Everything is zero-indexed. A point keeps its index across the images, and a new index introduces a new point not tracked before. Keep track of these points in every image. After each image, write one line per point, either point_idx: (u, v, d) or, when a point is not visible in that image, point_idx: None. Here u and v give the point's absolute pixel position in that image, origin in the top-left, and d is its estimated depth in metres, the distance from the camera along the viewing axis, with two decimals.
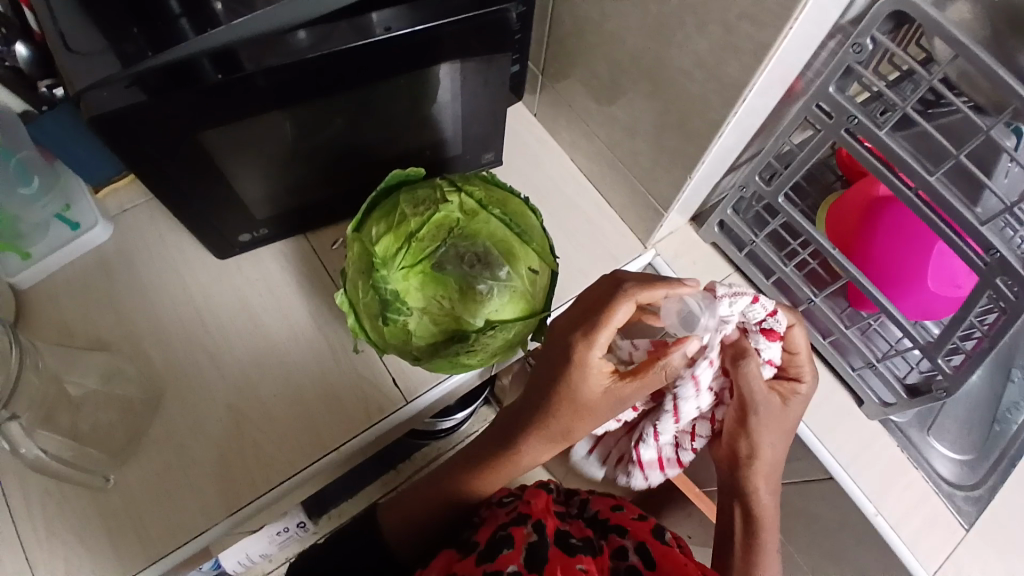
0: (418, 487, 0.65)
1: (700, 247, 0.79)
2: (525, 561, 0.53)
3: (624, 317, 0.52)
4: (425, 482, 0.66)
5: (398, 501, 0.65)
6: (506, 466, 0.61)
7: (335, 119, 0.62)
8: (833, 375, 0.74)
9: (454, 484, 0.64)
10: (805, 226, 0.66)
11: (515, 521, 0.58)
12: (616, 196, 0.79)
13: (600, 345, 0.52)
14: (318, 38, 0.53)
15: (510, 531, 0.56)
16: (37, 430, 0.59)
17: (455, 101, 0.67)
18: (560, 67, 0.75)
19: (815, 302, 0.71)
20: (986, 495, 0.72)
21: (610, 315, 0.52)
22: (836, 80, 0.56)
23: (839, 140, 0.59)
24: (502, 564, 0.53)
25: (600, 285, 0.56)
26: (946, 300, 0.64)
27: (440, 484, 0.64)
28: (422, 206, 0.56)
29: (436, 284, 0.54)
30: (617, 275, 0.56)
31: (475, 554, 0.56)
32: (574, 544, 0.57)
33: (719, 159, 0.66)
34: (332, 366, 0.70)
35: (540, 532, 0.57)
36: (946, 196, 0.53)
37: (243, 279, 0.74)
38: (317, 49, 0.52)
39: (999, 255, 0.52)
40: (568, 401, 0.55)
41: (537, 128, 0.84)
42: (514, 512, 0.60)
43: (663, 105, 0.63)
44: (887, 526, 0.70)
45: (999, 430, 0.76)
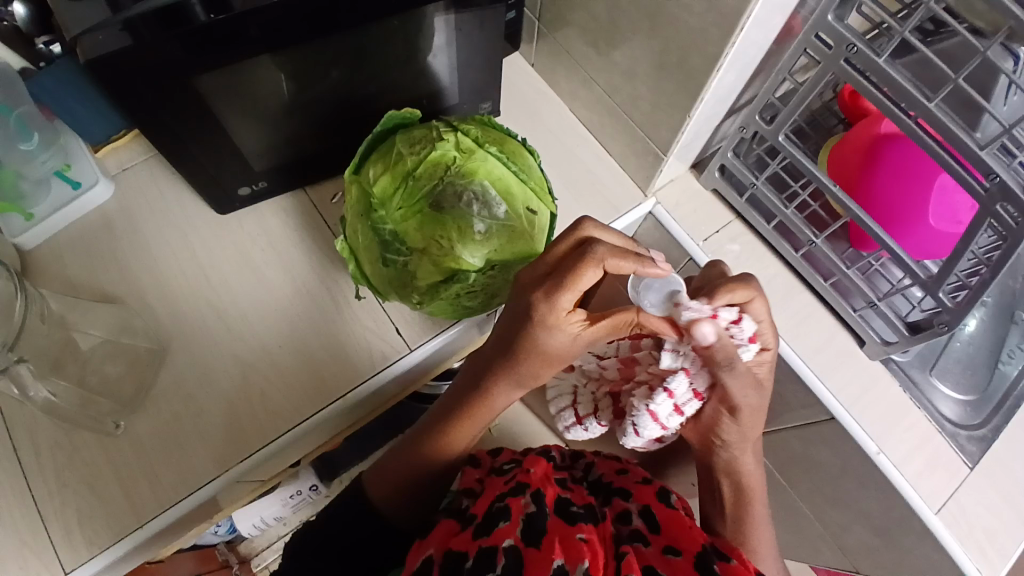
0: (398, 452, 0.64)
1: (700, 195, 0.78)
2: (521, 536, 0.52)
3: (591, 282, 0.49)
4: (405, 440, 0.64)
5: (380, 467, 0.63)
6: (481, 418, 0.62)
7: (330, 65, 0.62)
8: (834, 318, 0.74)
9: (431, 445, 0.62)
10: (808, 165, 0.65)
11: (512, 492, 0.58)
12: (616, 144, 0.78)
13: (565, 304, 0.50)
14: None
15: (508, 502, 0.56)
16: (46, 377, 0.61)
17: (451, 46, 0.66)
18: (557, 12, 0.73)
19: (817, 243, 0.70)
20: (990, 435, 0.73)
21: (578, 280, 0.49)
22: (835, 8, 0.55)
23: (839, 72, 0.57)
24: (499, 537, 0.52)
25: (565, 233, 0.52)
26: (948, 236, 0.64)
27: (413, 449, 0.63)
28: (418, 145, 0.56)
29: (434, 224, 0.54)
30: (587, 233, 0.51)
31: (473, 529, 0.55)
32: (574, 512, 0.56)
33: (719, 98, 0.65)
34: (336, 317, 0.71)
35: (537, 502, 0.56)
36: (947, 122, 0.53)
37: (245, 235, 0.74)
38: None
39: (999, 180, 0.52)
40: (535, 350, 0.55)
41: (536, 79, 0.83)
42: (513, 482, 0.60)
43: (663, 45, 0.62)
44: (890, 465, 0.70)
45: (1003, 371, 0.77)
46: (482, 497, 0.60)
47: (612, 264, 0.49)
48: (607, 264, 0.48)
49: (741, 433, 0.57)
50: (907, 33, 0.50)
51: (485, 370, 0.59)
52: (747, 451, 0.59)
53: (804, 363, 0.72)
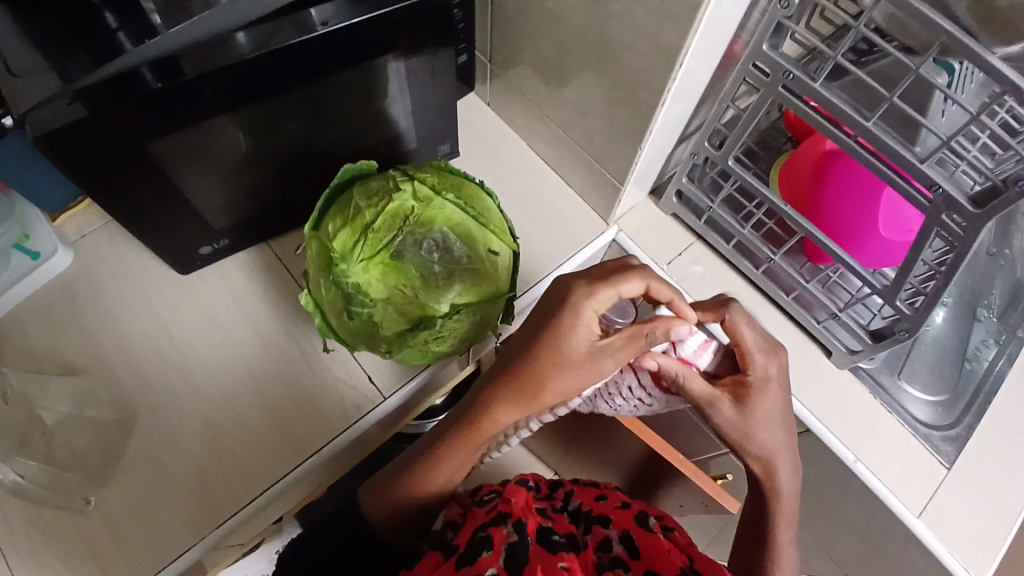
0: (398, 475, 0.61)
1: (661, 221, 0.79)
2: (504, 565, 0.52)
3: (629, 290, 0.52)
4: (394, 469, 0.62)
5: (381, 490, 0.61)
6: (476, 441, 0.58)
7: (287, 121, 0.63)
8: (799, 330, 0.75)
9: (419, 476, 0.60)
10: (759, 187, 0.67)
11: (494, 521, 0.57)
12: (575, 177, 0.79)
13: (600, 300, 0.52)
14: (258, 39, 0.53)
15: (490, 532, 0.55)
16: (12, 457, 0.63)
17: (406, 94, 0.67)
18: (507, 53, 0.75)
19: (775, 260, 0.71)
20: (964, 433, 0.74)
21: (623, 282, 0.52)
22: (770, 37, 0.56)
23: (780, 97, 0.59)
24: (481, 567, 0.52)
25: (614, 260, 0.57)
26: (898, 245, 0.65)
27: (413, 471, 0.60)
28: (376, 197, 0.56)
29: (397, 272, 0.56)
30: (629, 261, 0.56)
31: (456, 558, 0.54)
32: (556, 540, 0.56)
33: (669, 127, 0.67)
34: (307, 369, 0.70)
35: (520, 530, 0.55)
36: (886, 139, 0.54)
37: (211, 292, 0.73)
38: (258, 50, 0.53)
39: (943, 191, 0.53)
40: (552, 355, 0.52)
41: (492, 116, 0.84)
42: (494, 511, 0.58)
43: (610, 81, 0.64)
44: (867, 472, 0.71)
45: (970, 369, 0.79)
46: (465, 528, 0.58)
47: (653, 283, 0.54)
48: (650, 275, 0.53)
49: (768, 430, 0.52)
50: (839, 58, 0.52)
51: (487, 383, 0.57)
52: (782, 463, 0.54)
53: None
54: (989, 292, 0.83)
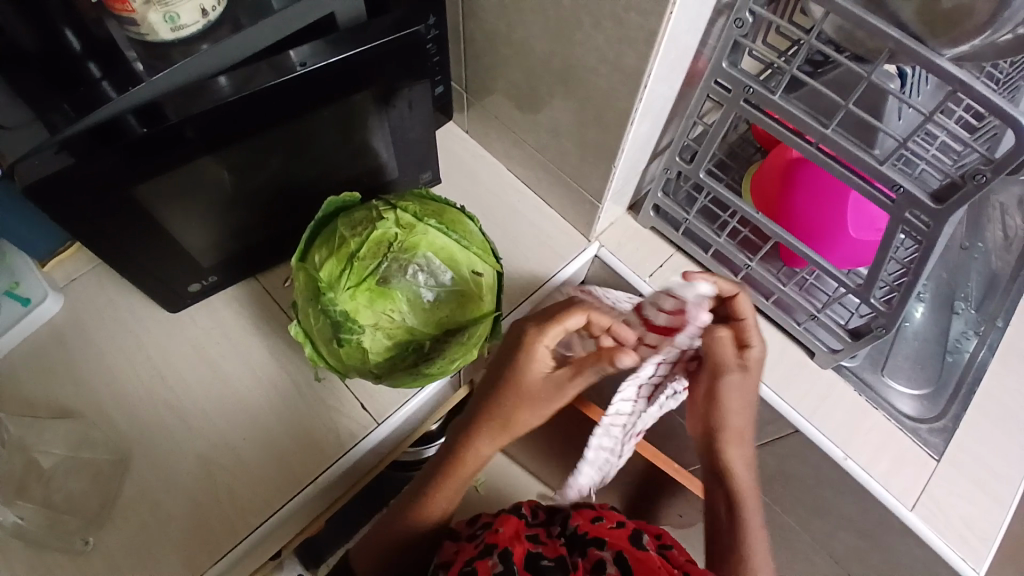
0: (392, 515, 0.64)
1: (640, 234, 0.81)
2: None
3: (573, 323, 0.58)
4: (387, 513, 0.65)
5: (368, 538, 0.64)
6: (467, 475, 0.64)
7: (269, 158, 0.64)
8: (782, 333, 0.77)
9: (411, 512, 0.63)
10: (730, 198, 0.69)
11: (481, 553, 0.58)
12: (554, 197, 0.82)
13: (548, 336, 0.58)
14: (238, 83, 0.55)
15: (474, 566, 0.56)
16: (11, 501, 0.64)
17: (386, 125, 0.69)
18: (481, 83, 0.78)
19: (752, 266, 0.73)
20: (951, 425, 0.75)
21: (560, 319, 0.58)
22: (728, 55, 0.59)
23: (742, 111, 0.62)
24: None
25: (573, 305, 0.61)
26: (869, 244, 0.67)
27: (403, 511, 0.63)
28: (359, 227, 0.57)
29: (384, 298, 0.56)
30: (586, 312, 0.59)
31: None
32: (545, 567, 0.56)
33: (640, 144, 0.69)
34: (299, 400, 0.71)
35: (506, 562, 0.54)
36: (846, 144, 0.56)
37: (201, 329, 0.74)
38: (238, 92, 0.55)
39: (904, 190, 0.55)
40: (512, 385, 0.59)
41: (470, 143, 0.87)
42: (482, 543, 0.59)
43: (579, 104, 0.67)
44: (859, 469, 0.72)
45: (952, 361, 0.80)
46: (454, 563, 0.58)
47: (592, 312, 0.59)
48: (590, 309, 0.59)
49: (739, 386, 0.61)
50: (794, 70, 0.54)
51: (463, 422, 0.64)
52: (734, 443, 0.64)
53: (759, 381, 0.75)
54: (965, 287, 0.86)
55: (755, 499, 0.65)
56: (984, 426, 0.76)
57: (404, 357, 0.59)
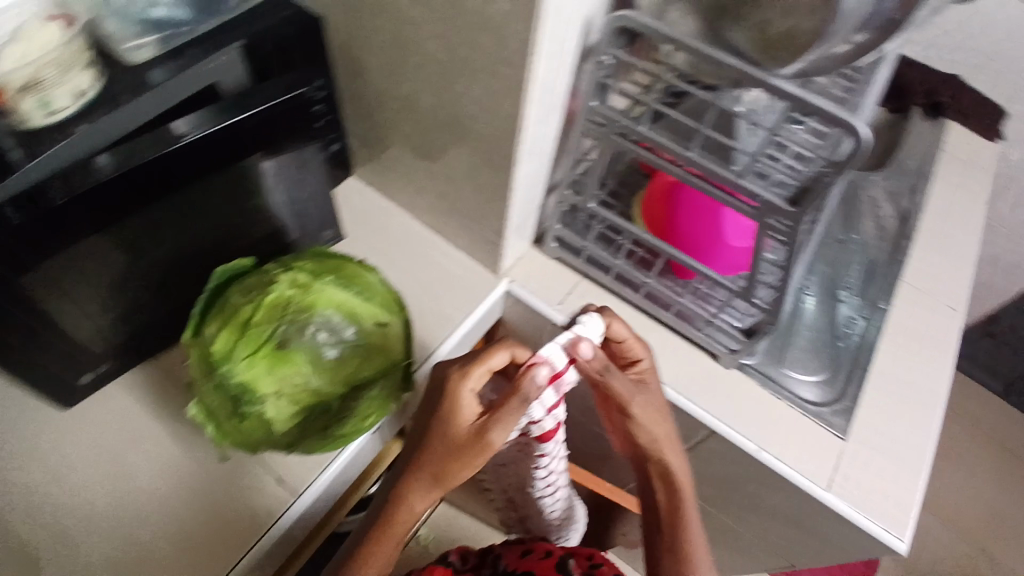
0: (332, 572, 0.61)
1: (548, 266, 0.84)
2: None
3: (498, 362, 0.56)
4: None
5: None
6: (400, 534, 0.60)
7: (156, 237, 0.62)
8: (688, 341, 0.81)
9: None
10: (620, 223, 0.73)
11: None
12: (461, 239, 0.83)
13: (473, 378, 0.55)
14: (120, 159, 0.54)
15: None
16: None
17: (281, 185, 0.69)
18: (375, 137, 0.80)
19: (649, 283, 0.77)
20: (851, 405, 0.80)
21: (488, 358, 0.56)
22: (596, 95, 0.64)
23: (617, 143, 0.66)
24: None
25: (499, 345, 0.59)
26: (745, 250, 0.72)
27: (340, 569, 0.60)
28: (251, 294, 0.56)
29: (285, 364, 0.54)
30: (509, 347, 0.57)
31: None
32: None
33: (532, 182, 0.72)
34: (214, 483, 0.67)
35: None
36: (708, 164, 0.61)
37: (100, 420, 0.69)
38: (121, 168, 0.53)
39: (764, 200, 0.60)
40: (440, 438, 0.55)
41: (373, 196, 0.88)
42: None
43: (469, 150, 0.69)
44: (773, 459, 0.75)
45: (842, 346, 0.86)
46: None
47: (517, 351, 0.58)
48: (513, 346, 0.57)
49: (647, 402, 0.60)
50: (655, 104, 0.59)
51: (395, 478, 0.59)
52: (670, 454, 0.62)
53: (672, 388, 0.78)
54: (848, 277, 0.93)
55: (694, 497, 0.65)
56: (882, 403, 0.82)
57: (312, 422, 0.57)
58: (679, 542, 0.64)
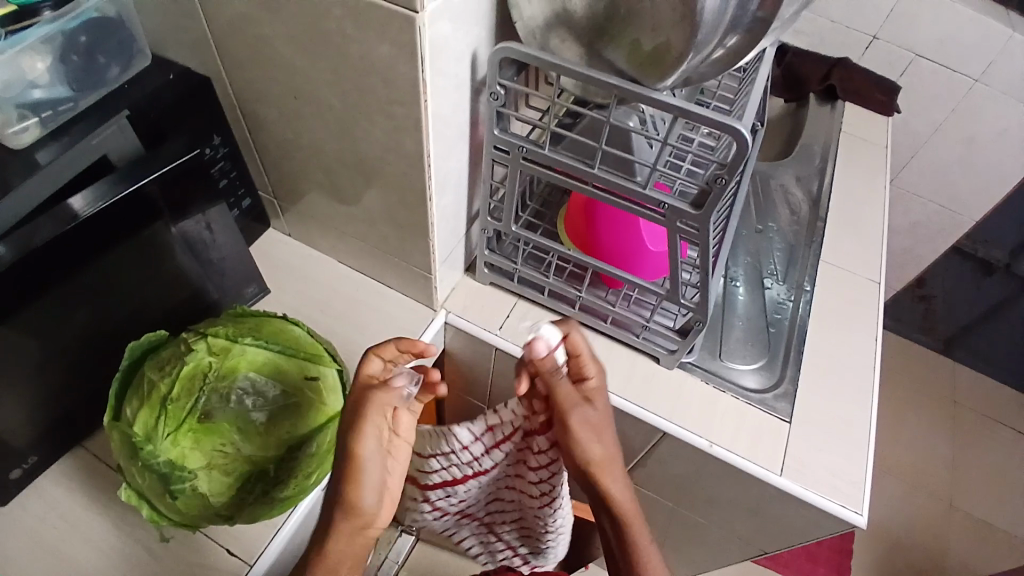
0: None
1: (482, 291, 0.85)
2: None
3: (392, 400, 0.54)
4: None
5: None
6: None
7: (63, 320, 0.60)
8: (628, 348, 0.82)
9: None
10: (545, 242, 0.75)
11: None
12: (391, 278, 0.83)
13: (371, 428, 0.53)
14: (20, 245, 0.53)
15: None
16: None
17: (192, 250, 0.68)
18: (288, 188, 0.79)
19: (583, 296, 0.78)
20: (791, 388, 0.84)
21: (374, 400, 0.53)
22: (497, 124, 0.65)
23: (523, 168, 0.68)
24: None
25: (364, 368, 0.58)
26: (664, 253, 0.75)
27: None
28: (168, 367, 0.54)
29: (210, 435, 0.53)
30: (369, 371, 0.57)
31: None
32: None
33: (450, 213, 0.73)
34: (159, 566, 0.64)
35: None
36: (611, 178, 0.63)
37: (22, 521, 0.65)
38: (23, 252, 0.53)
39: (669, 205, 0.62)
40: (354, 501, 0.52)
41: (297, 245, 0.87)
42: None
43: (381, 189, 0.69)
44: (725, 451, 0.77)
45: (776, 330, 0.90)
46: None
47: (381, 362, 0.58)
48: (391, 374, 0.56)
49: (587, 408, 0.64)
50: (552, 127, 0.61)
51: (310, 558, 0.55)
52: (611, 472, 0.64)
53: (620, 396, 0.79)
54: (770, 263, 0.97)
55: (638, 513, 0.66)
56: (820, 380, 0.86)
57: (250, 490, 0.55)
58: (636, 562, 0.65)
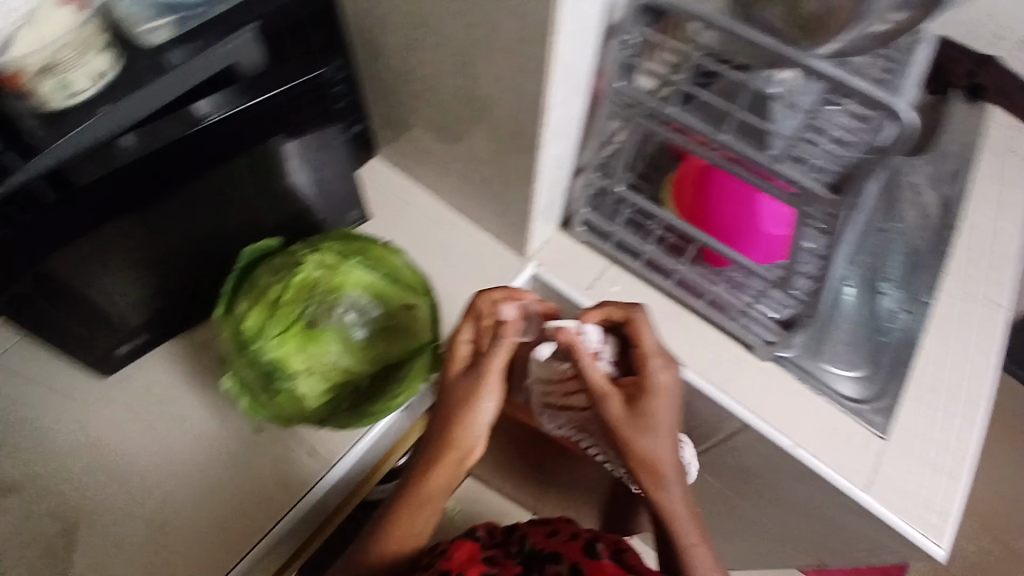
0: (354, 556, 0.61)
1: (575, 249, 0.82)
2: None
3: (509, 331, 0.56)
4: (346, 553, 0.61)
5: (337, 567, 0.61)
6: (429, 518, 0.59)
7: (185, 217, 0.63)
8: (719, 331, 0.78)
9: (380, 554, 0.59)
10: (650, 208, 0.73)
11: None
12: (486, 222, 0.83)
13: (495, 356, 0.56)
14: (148, 140, 0.55)
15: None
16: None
17: (305, 167, 0.69)
18: (399, 118, 0.79)
19: (680, 268, 0.76)
20: (892, 403, 0.78)
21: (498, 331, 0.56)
22: (621, 77, 0.63)
23: (646, 125, 0.65)
24: None
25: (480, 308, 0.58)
26: (781, 238, 0.70)
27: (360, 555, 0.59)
28: (281, 272, 0.57)
29: (314, 342, 0.57)
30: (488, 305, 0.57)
31: None
32: None
33: (558, 165, 0.71)
34: (246, 456, 0.69)
35: None
36: (741, 147, 0.59)
37: (135, 393, 0.72)
38: (149, 149, 0.55)
39: (801, 185, 0.58)
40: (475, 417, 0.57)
41: (399, 176, 0.88)
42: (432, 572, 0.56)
43: (492, 132, 0.68)
44: (808, 455, 0.74)
45: (885, 341, 0.83)
46: None
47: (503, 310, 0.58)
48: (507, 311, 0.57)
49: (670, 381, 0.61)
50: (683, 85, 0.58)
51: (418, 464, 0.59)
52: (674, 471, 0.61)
53: (706, 380, 0.76)
54: (888, 267, 0.90)
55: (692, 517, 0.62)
56: (926, 401, 0.79)
57: (343, 399, 0.59)
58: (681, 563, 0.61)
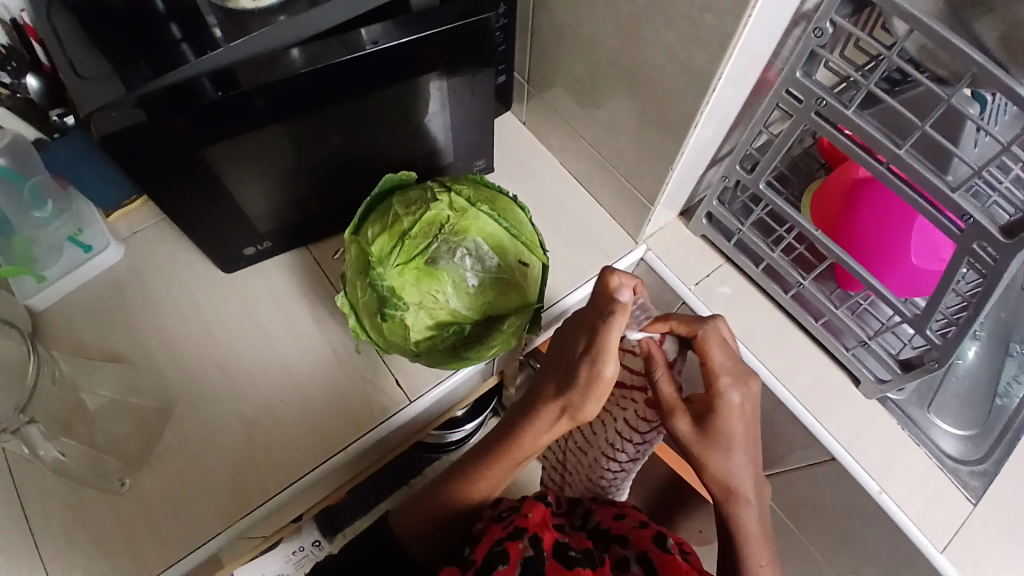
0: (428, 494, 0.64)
1: (690, 241, 0.80)
2: None
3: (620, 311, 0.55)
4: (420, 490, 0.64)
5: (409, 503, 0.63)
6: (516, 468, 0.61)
7: (331, 136, 0.66)
8: (828, 358, 0.74)
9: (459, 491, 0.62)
10: (789, 212, 0.67)
11: (510, 536, 0.56)
12: (605, 195, 0.81)
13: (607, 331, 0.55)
14: (310, 56, 0.56)
15: (505, 546, 0.54)
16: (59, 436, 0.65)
17: (448, 108, 0.70)
18: (543, 76, 0.78)
19: (804, 285, 0.71)
20: (993, 469, 0.73)
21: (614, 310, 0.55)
22: (803, 65, 0.57)
23: (811, 124, 0.60)
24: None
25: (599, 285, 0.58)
26: (931, 274, 0.64)
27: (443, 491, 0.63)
28: (413, 206, 0.58)
29: (430, 279, 0.57)
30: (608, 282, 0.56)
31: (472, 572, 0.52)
32: (574, 556, 0.56)
33: (700, 151, 0.68)
34: (339, 371, 0.73)
35: (536, 546, 0.55)
36: (917, 166, 0.54)
37: (251, 291, 0.76)
38: (311, 65, 0.56)
39: (973, 221, 0.52)
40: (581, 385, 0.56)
41: (527, 135, 0.87)
42: (511, 526, 0.57)
43: (641, 103, 0.66)
44: (893, 505, 0.69)
45: (1000, 405, 0.78)
46: (482, 541, 0.56)
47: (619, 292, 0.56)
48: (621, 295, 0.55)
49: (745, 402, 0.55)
50: (871, 86, 0.52)
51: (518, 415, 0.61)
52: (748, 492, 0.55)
53: (799, 402, 0.73)
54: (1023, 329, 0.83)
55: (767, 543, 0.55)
56: None
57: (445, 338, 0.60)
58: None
